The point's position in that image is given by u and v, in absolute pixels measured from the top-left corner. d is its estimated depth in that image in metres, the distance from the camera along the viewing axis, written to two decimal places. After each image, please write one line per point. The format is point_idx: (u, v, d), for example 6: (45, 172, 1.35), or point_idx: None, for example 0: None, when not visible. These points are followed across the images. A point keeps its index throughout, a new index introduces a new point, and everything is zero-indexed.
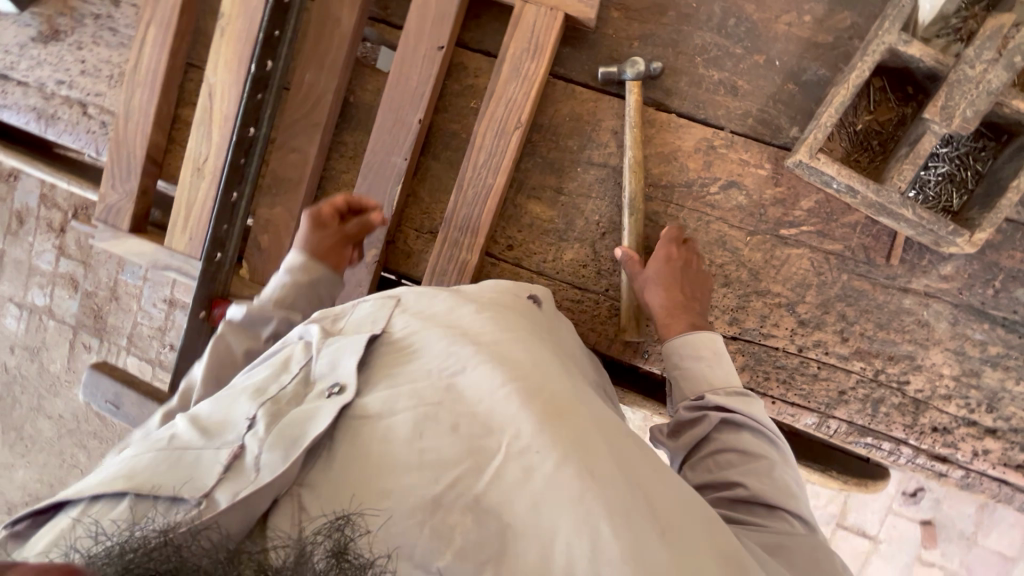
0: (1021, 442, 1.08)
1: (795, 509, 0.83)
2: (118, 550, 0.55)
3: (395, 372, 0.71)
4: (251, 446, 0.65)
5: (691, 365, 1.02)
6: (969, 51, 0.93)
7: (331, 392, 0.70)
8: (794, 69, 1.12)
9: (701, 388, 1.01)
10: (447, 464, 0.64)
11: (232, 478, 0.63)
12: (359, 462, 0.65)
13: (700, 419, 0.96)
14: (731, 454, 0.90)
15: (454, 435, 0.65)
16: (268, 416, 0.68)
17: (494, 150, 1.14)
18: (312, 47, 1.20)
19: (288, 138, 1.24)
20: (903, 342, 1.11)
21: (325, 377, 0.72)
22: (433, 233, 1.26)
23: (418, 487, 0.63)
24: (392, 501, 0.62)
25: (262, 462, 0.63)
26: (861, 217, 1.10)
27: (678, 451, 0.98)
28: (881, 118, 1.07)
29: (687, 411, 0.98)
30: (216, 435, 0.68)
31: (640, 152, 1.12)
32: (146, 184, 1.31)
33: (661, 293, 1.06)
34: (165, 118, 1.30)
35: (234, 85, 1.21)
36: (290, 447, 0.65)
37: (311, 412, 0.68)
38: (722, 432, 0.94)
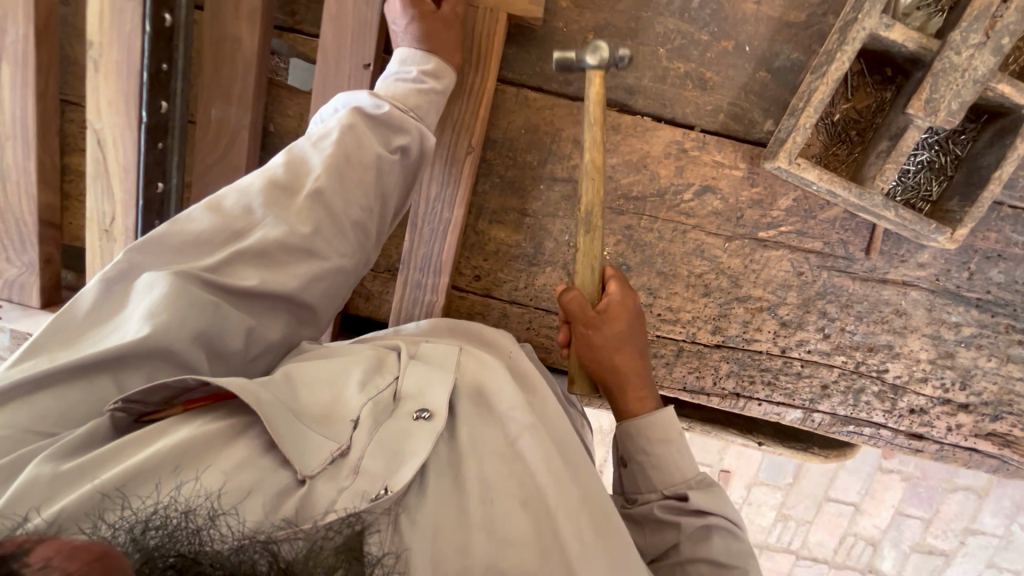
0: (991, 413, 1.12)
1: None
2: (141, 524, 0.53)
3: (470, 422, 0.80)
4: (356, 447, 0.71)
5: (658, 451, 0.91)
6: (956, 34, 0.85)
7: (421, 416, 0.76)
8: (766, 55, 1.01)
9: (671, 479, 0.90)
10: (515, 530, 0.70)
11: (331, 474, 0.68)
12: (439, 517, 0.69)
13: (672, 523, 0.85)
14: (704, 568, 0.81)
15: (523, 504, 0.72)
16: (371, 420, 0.74)
17: (446, 180, 1.02)
18: (212, 76, 1.01)
19: (205, 186, 1.07)
20: (882, 332, 1.10)
21: (415, 396, 0.79)
22: (391, 271, 1.15)
23: (489, 551, 0.68)
24: (468, 560, 0.67)
25: (363, 465, 0.69)
26: (841, 212, 1.05)
27: (645, 550, 0.88)
28: (859, 105, 1.00)
29: (659, 510, 0.87)
30: (335, 417, 0.74)
31: (599, 151, 0.89)
32: (48, 251, 1.13)
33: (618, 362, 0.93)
34: (51, 171, 1.10)
35: (128, 130, 1.01)
36: (390, 458, 0.70)
37: (404, 432, 0.74)
38: (694, 539, 0.84)
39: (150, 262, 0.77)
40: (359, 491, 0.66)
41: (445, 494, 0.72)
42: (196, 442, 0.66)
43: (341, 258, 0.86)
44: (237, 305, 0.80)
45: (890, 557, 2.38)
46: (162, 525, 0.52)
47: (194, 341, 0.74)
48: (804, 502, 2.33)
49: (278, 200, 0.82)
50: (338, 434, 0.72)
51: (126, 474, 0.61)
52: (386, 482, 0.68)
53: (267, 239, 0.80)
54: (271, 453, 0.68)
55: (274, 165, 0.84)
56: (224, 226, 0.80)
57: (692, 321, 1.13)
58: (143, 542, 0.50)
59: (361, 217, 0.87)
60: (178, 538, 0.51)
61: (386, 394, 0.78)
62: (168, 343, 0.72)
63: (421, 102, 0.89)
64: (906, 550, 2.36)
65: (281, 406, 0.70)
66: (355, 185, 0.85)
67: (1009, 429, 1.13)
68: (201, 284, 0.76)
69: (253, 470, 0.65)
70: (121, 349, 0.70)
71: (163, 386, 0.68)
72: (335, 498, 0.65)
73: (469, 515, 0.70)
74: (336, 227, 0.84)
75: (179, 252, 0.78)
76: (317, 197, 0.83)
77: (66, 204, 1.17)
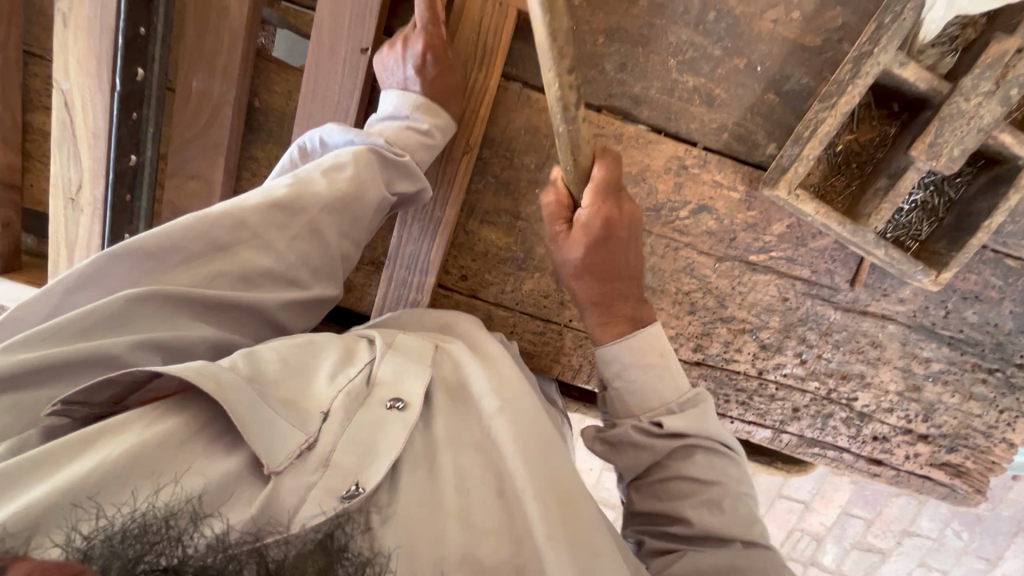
0: (948, 445, 1.17)
1: (750, 537, 0.78)
2: (117, 534, 0.48)
3: (449, 414, 0.78)
4: (324, 440, 0.67)
5: (633, 376, 0.91)
6: (967, 81, 0.84)
7: (395, 405, 0.74)
8: (776, 76, 0.98)
9: (648, 402, 0.90)
10: (490, 519, 0.68)
11: (298, 469, 0.64)
12: (415, 507, 0.67)
13: (645, 446, 0.85)
14: (683, 483, 0.83)
15: (497, 492, 0.71)
16: (343, 410, 0.71)
17: (440, 176, 0.99)
18: (195, 46, 0.94)
19: (182, 161, 1.01)
20: (856, 362, 1.13)
21: (388, 384, 0.77)
22: (375, 263, 1.12)
23: (465, 539, 0.65)
24: (444, 551, 0.64)
25: (334, 459, 0.66)
26: (831, 242, 1.05)
27: (627, 471, 0.89)
28: (862, 138, 0.99)
29: (634, 432, 0.86)
30: (303, 408, 0.69)
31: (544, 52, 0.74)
32: (9, 214, 1.06)
33: (588, 280, 0.91)
34: (12, 130, 1.02)
35: (99, 95, 0.94)
36: (365, 453, 0.68)
37: (376, 424, 0.71)
38: (673, 458, 0.85)
39: (96, 276, 0.68)
40: (329, 488, 0.63)
41: (420, 483, 0.70)
42: (160, 443, 0.59)
43: (332, 271, 0.84)
44: (210, 312, 0.73)
45: (832, 551, 2.51)
46: (138, 532, 0.48)
47: (154, 346, 0.67)
48: (758, 498, 2.41)
49: (277, 221, 0.77)
50: (306, 423, 0.67)
51: (85, 481, 0.54)
52: (358, 478, 0.65)
53: (255, 264, 0.75)
54: (233, 456, 0.63)
55: (277, 186, 0.79)
56: (199, 245, 0.72)
57: (675, 337, 1.14)
58: (122, 554, 0.46)
59: (349, 251, 0.86)
60: (157, 549, 0.48)
61: (358, 382, 0.75)
62: (118, 352, 0.64)
63: (410, 142, 0.89)
64: (848, 547, 2.49)
65: (245, 391, 0.64)
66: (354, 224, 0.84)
67: (962, 461, 1.18)
68: (176, 295, 0.69)
69: (225, 473, 0.61)
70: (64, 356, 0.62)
71: (111, 383, 0.60)
72: (304, 496, 0.62)
73: (443, 501, 0.68)
74: (326, 258, 0.83)
75: (135, 267, 0.69)
76: (319, 228, 0.80)
77: (28, 165, 1.10)
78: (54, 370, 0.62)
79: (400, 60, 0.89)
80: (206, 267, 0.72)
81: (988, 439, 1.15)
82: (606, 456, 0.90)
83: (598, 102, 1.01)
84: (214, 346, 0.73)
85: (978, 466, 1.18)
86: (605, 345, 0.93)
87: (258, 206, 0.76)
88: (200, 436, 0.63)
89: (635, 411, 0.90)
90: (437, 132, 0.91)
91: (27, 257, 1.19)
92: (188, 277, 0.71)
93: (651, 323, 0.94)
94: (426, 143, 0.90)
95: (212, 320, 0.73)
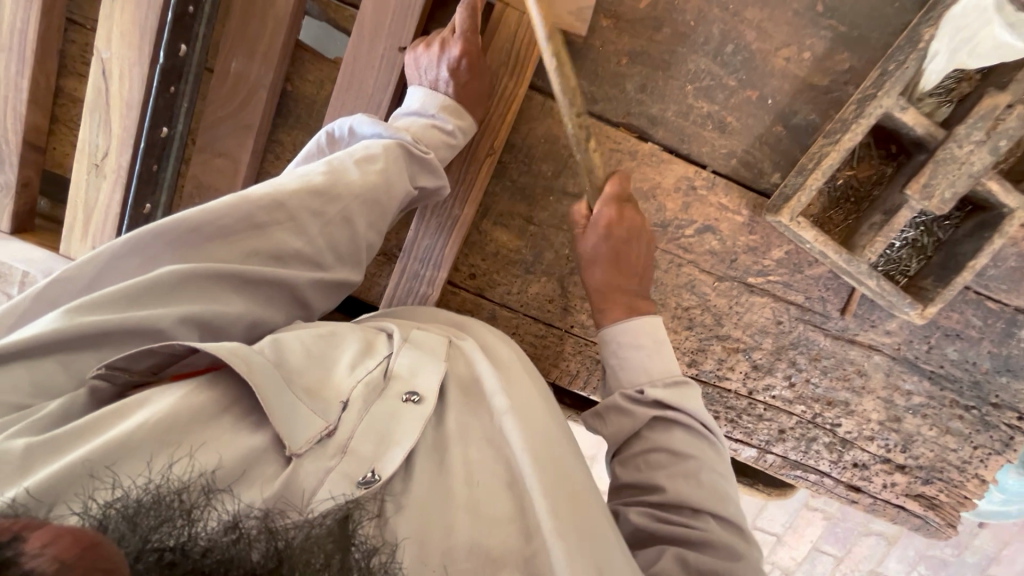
0: (924, 477, 1.21)
1: (719, 511, 0.81)
2: (132, 508, 0.48)
3: (460, 408, 0.79)
4: (344, 429, 0.69)
5: (628, 354, 0.95)
6: (961, 129, 0.90)
7: (411, 399, 0.75)
8: (785, 111, 1.05)
9: (639, 378, 0.94)
10: (500, 512, 0.68)
11: (319, 453, 0.66)
12: (424, 498, 0.68)
13: (630, 413, 0.89)
14: (661, 455, 0.86)
15: (507, 486, 0.71)
16: (360, 402, 0.72)
17: (462, 177, 1.02)
18: (238, 29, 0.98)
19: (212, 139, 1.04)
20: (842, 389, 1.18)
21: (403, 379, 0.77)
22: (387, 255, 1.14)
23: (473, 531, 0.66)
24: (453, 539, 0.65)
25: (351, 446, 0.67)
26: (826, 271, 1.11)
27: (611, 442, 0.92)
28: (860, 175, 1.06)
29: (623, 400, 0.91)
30: (322, 396, 0.71)
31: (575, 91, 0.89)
32: (29, 175, 1.07)
33: (599, 269, 0.99)
34: (45, 92, 1.04)
35: (137, 66, 0.96)
36: (381, 440, 0.70)
37: (391, 416, 0.72)
38: (653, 430, 0.88)
39: (134, 252, 0.72)
40: (346, 473, 0.65)
41: (430, 476, 0.70)
42: (187, 417, 0.61)
43: (357, 258, 0.87)
44: (242, 287, 0.75)
45: None
46: (154, 506, 0.49)
47: (190, 321, 0.70)
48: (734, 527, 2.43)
49: (311, 206, 0.79)
50: (326, 412, 0.69)
51: (103, 451, 0.56)
52: (374, 466, 0.67)
53: (286, 247, 0.78)
54: (259, 434, 0.64)
55: (312, 173, 0.82)
56: (235, 224, 0.75)
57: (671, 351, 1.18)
58: (135, 522, 0.46)
59: (371, 240, 0.88)
60: (172, 525, 0.48)
61: (376, 374, 0.76)
62: (160, 324, 0.67)
63: (431, 141, 0.93)
64: None
65: (273, 377, 0.67)
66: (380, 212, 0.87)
67: (936, 493, 1.22)
68: (214, 270, 0.72)
69: (245, 450, 0.62)
70: (95, 323, 0.64)
71: (151, 355, 0.64)
72: (322, 480, 0.64)
73: (452, 494, 0.69)
74: (352, 245, 0.85)
75: (174, 242, 0.73)
76: (347, 217, 0.82)
77: (54, 129, 1.11)
78: (90, 336, 0.65)
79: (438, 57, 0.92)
80: (242, 245, 0.75)
81: (962, 474, 1.20)
82: (595, 428, 0.94)
83: (616, 118, 1.07)
84: (244, 325, 0.75)
85: (951, 500, 1.22)
86: (606, 328, 0.98)
87: (296, 191, 0.78)
88: (223, 415, 0.65)
89: (627, 385, 0.94)
90: (459, 133, 0.95)
91: (40, 221, 1.19)
92: (224, 255, 0.74)
93: (652, 314, 0.99)
94: (448, 144, 0.94)
95: (245, 296, 0.75)
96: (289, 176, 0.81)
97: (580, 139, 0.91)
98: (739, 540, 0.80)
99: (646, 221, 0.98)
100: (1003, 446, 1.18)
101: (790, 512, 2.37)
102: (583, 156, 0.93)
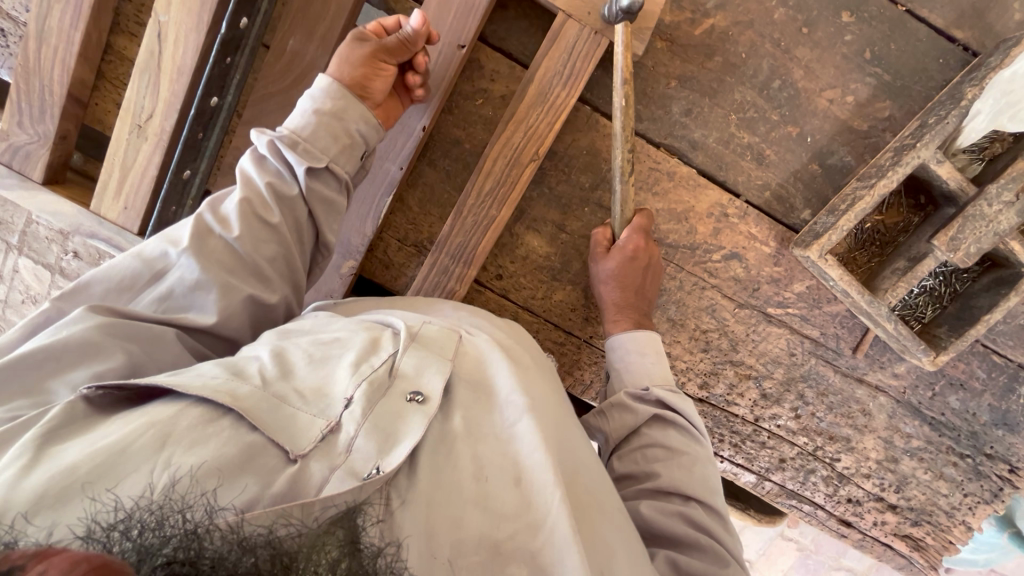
0: (913, 518, 1.25)
1: (709, 502, 0.84)
2: (131, 524, 0.47)
3: (469, 404, 0.77)
4: (347, 426, 0.67)
5: (633, 361, 0.99)
6: (992, 189, 0.93)
7: (415, 399, 0.72)
8: (822, 150, 1.07)
9: (640, 382, 0.97)
10: (509, 507, 0.68)
11: (326, 451, 0.64)
12: (434, 487, 0.67)
13: (634, 410, 0.92)
14: (658, 449, 0.88)
15: (515, 484, 0.70)
16: (365, 400, 0.69)
17: (501, 180, 1.02)
18: (299, 9, 0.98)
19: (258, 114, 1.04)
20: (845, 426, 1.20)
21: (410, 378, 0.74)
22: (417, 246, 1.15)
23: (483, 525, 0.66)
24: (462, 533, 0.65)
25: (356, 444, 0.65)
26: (843, 309, 1.14)
27: (610, 439, 0.95)
28: (888, 221, 1.09)
29: (628, 397, 0.94)
30: (315, 399, 0.69)
31: (632, 119, 0.93)
32: (67, 128, 1.06)
33: (615, 289, 1.02)
34: (95, 48, 1.03)
35: (195, 33, 0.96)
36: (383, 442, 0.66)
37: (396, 415, 0.70)
38: (652, 427, 0.91)
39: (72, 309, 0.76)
40: (352, 468, 0.63)
41: (440, 466, 0.69)
42: (181, 427, 0.60)
43: (266, 277, 0.84)
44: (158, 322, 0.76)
45: None
46: (157, 526, 0.47)
47: (124, 341, 0.72)
48: None
49: (246, 220, 0.82)
50: (327, 410, 0.68)
51: (100, 470, 0.55)
52: (378, 462, 0.64)
53: (230, 262, 0.81)
54: (259, 431, 0.63)
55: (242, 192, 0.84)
56: (141, 268, 0.78)
57: (684, 371, 1.20)
58: (139, 541, 0.45)
59: (277, 253, 0.85)
60: (176, 537, 0.47)
61: (382, 372, 0.73)
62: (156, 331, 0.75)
63: (315, 133, 0.87)
64: None
65: (259, 396, 0.66)
66: (265, 225, 0.84)
67: (923, 535, 1.25)
68: (107, 309, 0.74)
69: (246, 445, 0.61)
70: (33, 353, 0.66)
71: (130, 388, 0.65)
72: (327, 477, 0.62)
73: (463, 488, 0.68)
74: (284, 251, 0.86)
75: (104, 298, 0.78)
76: (270, 225, 0.84)
77: (98, 85, 1.11)
78: (31, 368, 0.66)
79: (348, 64, 0.89)
80: (151, 293, 0.78)
81: (949, 519, 1.23)
82: (597, 426, 0.97)
83: (658, 139, 1.08)
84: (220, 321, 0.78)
85: (936, 543, 1.25)
86: (615, 336, 1.02)
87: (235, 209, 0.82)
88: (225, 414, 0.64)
89: (630, 385, 0.97)
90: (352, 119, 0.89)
91: (72, 175, 1.18)
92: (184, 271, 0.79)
93: (650, 329, 1.02)
94: (340, 141, 0.88)
95: (176, 326, 0.77)
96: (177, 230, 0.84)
97: (624, 172, 0.96)
98: (726, 530, 0.83)
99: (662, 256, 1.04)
100: (992, 496, 1.21)
101: (766, 539, 2.40)
102: (620, 190, 0.98)
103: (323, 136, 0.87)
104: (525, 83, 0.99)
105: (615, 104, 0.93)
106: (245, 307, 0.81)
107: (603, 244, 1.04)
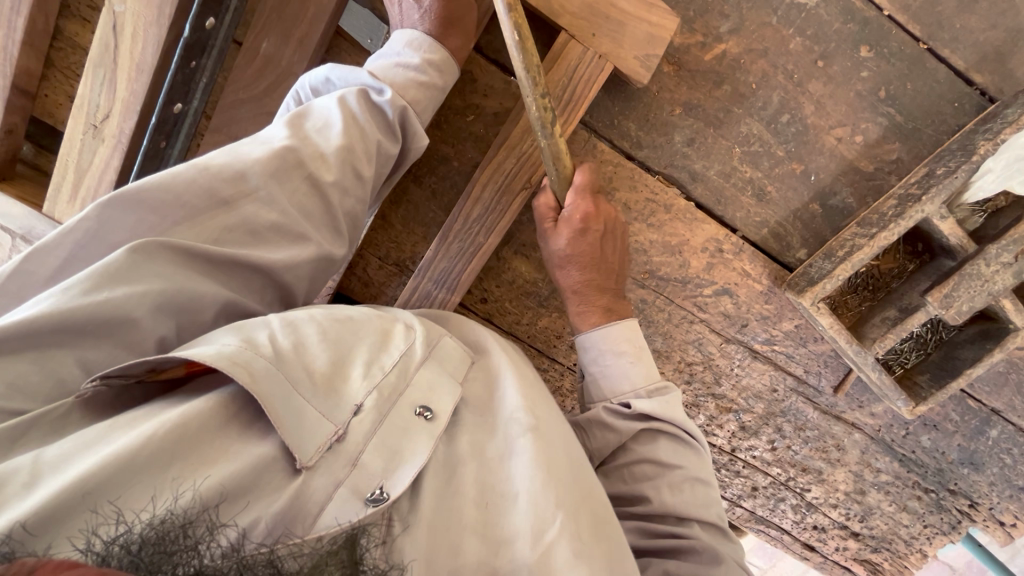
0: (873, 546, 1.29)
1: (704, 517, 0.79)
2: (134, 543, 0.42)
3: (475, 423, 0.72)
4: (355, 435, 0.61)
5: (608, 362, 0.89)
6: (992, 248, 0.91)
7: (422, 416, 0.66)
8: (825, 189, 1.03)
9: (618, 388, 0.87)
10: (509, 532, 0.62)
11: (331, 461, 0.59)
12: (432, 514, 0.62)
13: (616, 429, 0.84)
14: (646, 466, 0.82)
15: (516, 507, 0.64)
16: (374, 412, 0.63)
17: (491, 207, 0.96)
18: (274, 7, 0.89)
19: (226, 121, 0.95)
20: (818, 459, 1.22)
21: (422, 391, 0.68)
22: (399, 266, 1.09)
23: (483, 552, 0.61)
24: (459, 560, 0.60)
25: (362, 459, 0.60)
26: (829, 349, 1.13)
27: (594, 456, 0.88)
28: (883, 266, 1.07)
29: (606, 413, 0.85)
30: (334, 394, 0.63)
31: None
32: (14, 121, 0.97)
33: (574, 270, 0.90)
34: (41, 34, 0.92)
35: (154, 28, 0.85)
36: (391, 460, 0.62)
37: (405, 431, 0.64)
38: (638, 440, 0.84)
39: (118, 217, 0.64)
40: (356, 487, 0.58)
41: (439, 491, 0.64)
42: (194, 433, 0.54)
43: (339, 229, 0.76)
44: (215, 270, 0.67)
45: None
46: (156, 542, 0.43)
47: (169, 313, 0.63)
48: None
49: (343, 161, 0.74)
50: (334, 412, 0.61)
51: (110, 480, 0.48)
52: (383, 483, 0.60)
53: (311, 208, 0.73)
54: (268, 442, 0.57)
55: (334, 131, 0.75)
56: (206, 186, 0.66)
57: None
58: (138, 560, 0.41)
59: (354, 209, 0.78)
60: (171, 553, 0.42)
61: (393, 380, 0.66)
62: (203, 304, 0.66)
63: (427, 108, 0.83)
64: None
65: (279, 384, 0.58)
66: (356, 175, 0.76)
67: (881, 560, 1.30)
68: (164, 248, 0.63)
69: (257, 457, 0.55)
70: (81, 312, 0.57)
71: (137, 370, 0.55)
72: (331, 495, 0.57)
73: (461, 513, 0.63)
74: (361, 203, 0.78)
75: (154, 211, 0.65)
76: (356, 170, 0.76)
77: (48, 73, 1.00)
78: (74, 327, 0.57)
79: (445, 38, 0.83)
80: (215, 221, 0.67)
81: (907, 547, 1.28)
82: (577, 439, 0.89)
83: (656, 168, 1.03)
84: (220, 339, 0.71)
85: (892, 568, 1.30)
86: (584, 334, 0.91)
87: (331, 149, 0.74)
88: (230, 428, 0.57)
89: (609, 396, 0.88)
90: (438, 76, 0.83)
91: (22, 169, 1.09)
92: (257, 210, 0.69)
93: (627, 316, 0.92)
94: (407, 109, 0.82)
95: (224, 283, 0.68)
96: (254, 143, 0.72)
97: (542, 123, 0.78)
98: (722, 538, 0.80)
99: (621, 215, 0.91)
100: (950, 528, 1.25)
101: None
102: (548, 147, 0.82)
103: (434, 112, 0.85)
104: (522, 106, 0.93)
105: (507, 39, 0.74)
106: (311, 262, 0.73)
107: (550, 214, 0.91)
